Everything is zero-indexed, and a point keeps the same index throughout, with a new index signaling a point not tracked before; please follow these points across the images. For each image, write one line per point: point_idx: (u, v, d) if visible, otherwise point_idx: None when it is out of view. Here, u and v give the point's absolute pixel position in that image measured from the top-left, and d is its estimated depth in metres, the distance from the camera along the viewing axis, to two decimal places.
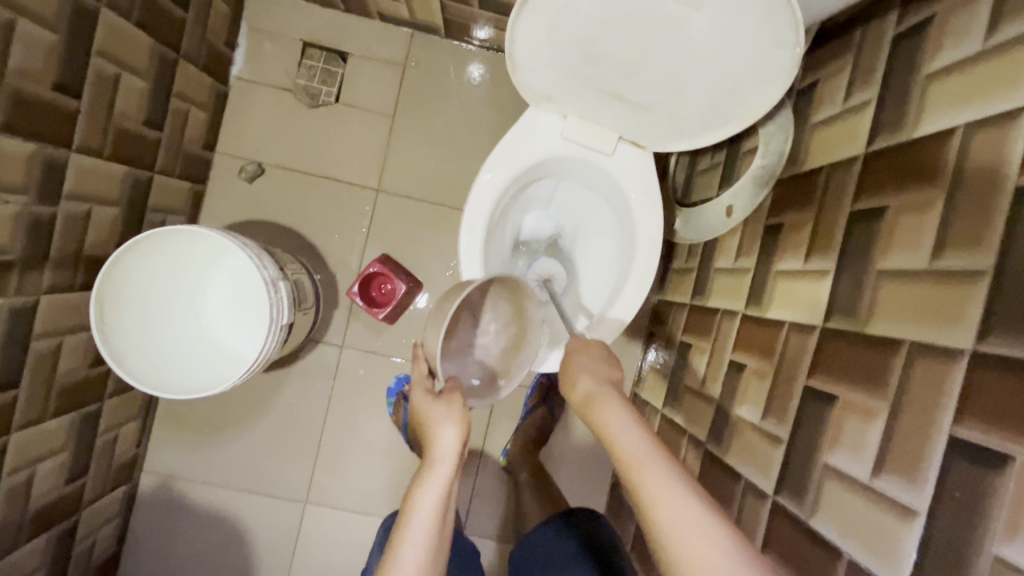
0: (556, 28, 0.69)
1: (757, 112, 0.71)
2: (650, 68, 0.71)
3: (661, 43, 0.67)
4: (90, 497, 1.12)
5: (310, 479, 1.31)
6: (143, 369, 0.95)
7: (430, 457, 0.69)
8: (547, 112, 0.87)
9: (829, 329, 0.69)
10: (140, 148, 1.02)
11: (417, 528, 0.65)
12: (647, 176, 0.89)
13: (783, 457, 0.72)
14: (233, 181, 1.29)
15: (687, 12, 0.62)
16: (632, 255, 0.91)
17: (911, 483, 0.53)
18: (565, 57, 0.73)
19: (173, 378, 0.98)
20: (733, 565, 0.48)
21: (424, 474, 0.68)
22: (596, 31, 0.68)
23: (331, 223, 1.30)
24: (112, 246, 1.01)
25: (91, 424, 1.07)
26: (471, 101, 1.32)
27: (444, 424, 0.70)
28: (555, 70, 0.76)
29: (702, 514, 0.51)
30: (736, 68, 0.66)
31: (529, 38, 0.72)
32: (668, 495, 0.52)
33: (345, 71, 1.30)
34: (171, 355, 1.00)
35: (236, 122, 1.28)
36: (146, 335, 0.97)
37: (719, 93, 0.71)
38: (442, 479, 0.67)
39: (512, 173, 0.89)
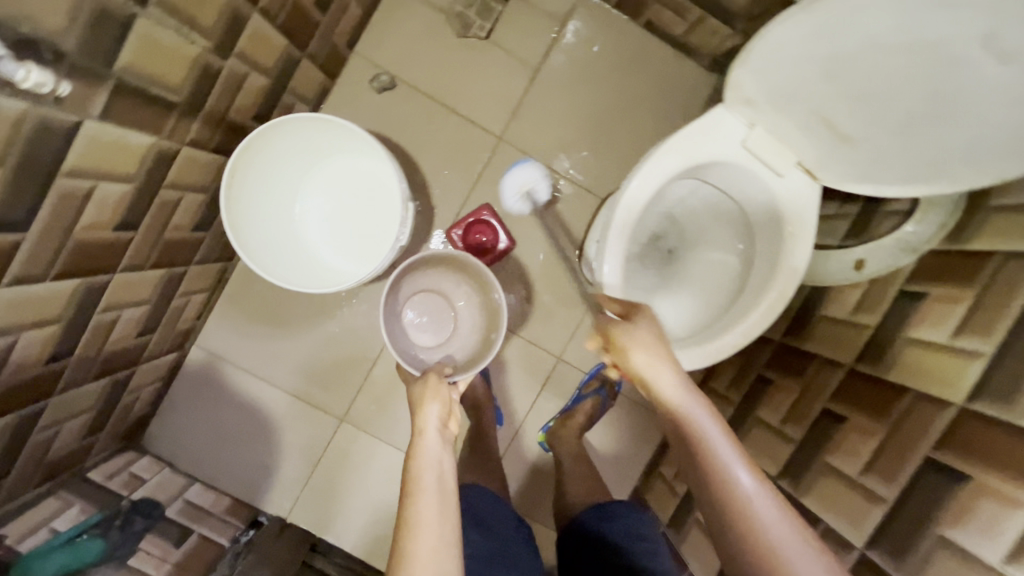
0: (827, 36, 0.69)
1: (984, 180, 0.72)
2: (896, 105, 0.71)
3: (928, 85, 0.67)
4: (148, 355, 1.11)
5: (352, 399, 1.31)
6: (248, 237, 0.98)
7: (419, 432, 0.97)
8: (737, 117, 0.85)
9: (974, 410, 0.70)
10: (303, 26, 0.98)
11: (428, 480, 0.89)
12: (809, 209, 0.88)
13: (884, 519, 0.75)
14: (361, 85, 1.24)
15: (986, 64, 0.62)
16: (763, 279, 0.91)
17: None
18: (805, 62, 0.73)
19: (271, 267, 1.00)
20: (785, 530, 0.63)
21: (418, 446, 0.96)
22: (868, 52, 0.68)
23: (446, 157, 1.28)
24: (249, 116, 0.97)
25: (173, 286, 1.06)
26: (620, 77, 1.28)
27: (430, 403, 1.01)
28: (791, 75, 0.75)
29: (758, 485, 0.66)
30: (987, 127, 0.67)
31: (789, 38, 0.71)
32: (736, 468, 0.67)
33: (504, 10, 1.26)
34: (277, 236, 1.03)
35: (382, 28, 1.24)
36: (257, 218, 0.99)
37: (956, 150, 0.71)
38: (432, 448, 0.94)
39: (681, 164, 0.86)
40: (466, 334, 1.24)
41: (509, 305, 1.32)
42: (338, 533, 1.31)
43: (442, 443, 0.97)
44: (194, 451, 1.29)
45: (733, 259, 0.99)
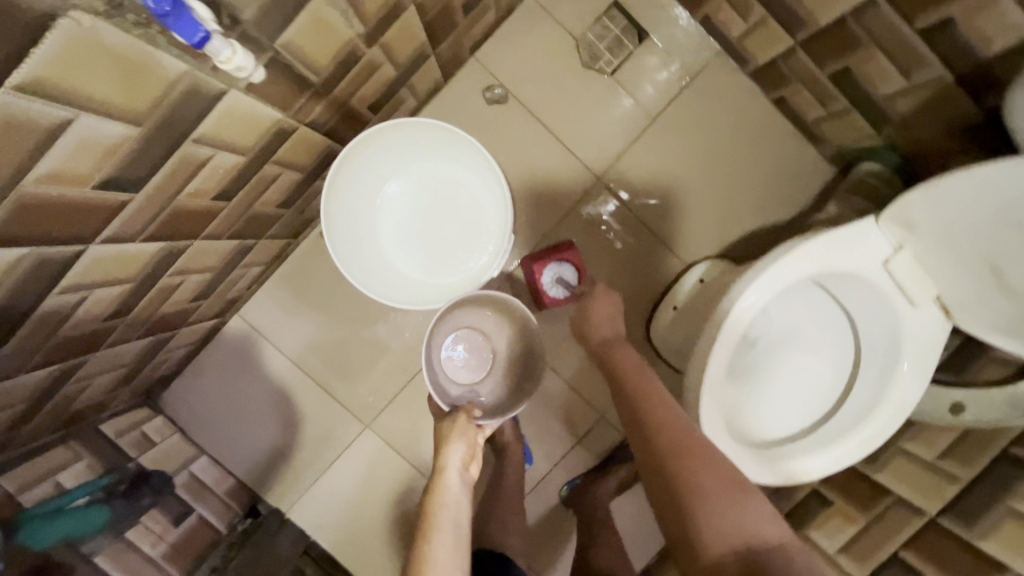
0: None
1: None
2: None
3: None
4: (193, 320, 1.05)
5: (382, 407, 1.25)
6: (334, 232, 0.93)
7: (439, 466, 0.89)
8: (886, 235, 0.80)
9: None
10: (443, 26, 0.93)
11: (447, 512, 0.84)
12: (933, 348, 0.82)
13: None
14: (473, 91, 1.19)
15: None
16: (867, 409, 0.85)
17: None
18: (975, 209, 0.70)
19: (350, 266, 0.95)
20: (726, 481, 0.69)
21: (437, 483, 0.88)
22: None
23: (539, 184, 1.22)
24: (367, 104, 0.92)
25: (240, 257, 1.00)
26: (734, 147, 1.23)
27: (456, 439, 0.93)
28: (970, 210, 0.70)
29: (693, 436, 0.75)
30: None
31: (983, 175, 0.67)
32: (677, 422, 0.77)
33: (635, 50, 1.20)
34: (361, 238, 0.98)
35: (508, 39, 1.19)
36: (347, 214, 0.95)
37: None
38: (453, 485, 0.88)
39: (817, 269, 0.80)
40: (501, 379, 1.15)
41: (564, 349, 1.26)
42: (333, 541, 1.25)
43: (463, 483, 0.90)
44: (208, 422, 1.23)
45: (822, 375, 0.93)
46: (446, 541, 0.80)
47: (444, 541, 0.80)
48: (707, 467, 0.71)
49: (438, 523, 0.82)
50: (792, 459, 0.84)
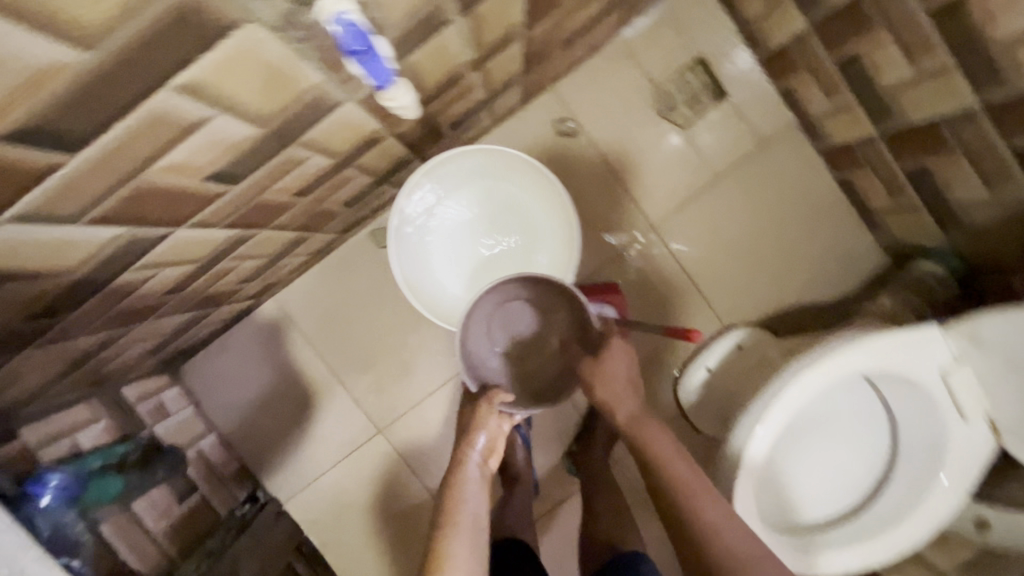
0: None
1: None
2: None
3: None
4: (233, 300, 1.05)
5: (399, 415, 1.24)
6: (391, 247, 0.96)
7: (462, 458, 0.83)
8: (949, 346, 0.80)
9: None
10: (538, 57, 0.93)
11: (468, 507, 0.78)
12: (976, 467, 0.81)
13: None
14: (546, 120, 1.19)
15: None
16: (899, 517, 0.83)
17: None
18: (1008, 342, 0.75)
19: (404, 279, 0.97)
20: (723, 515, 0.75)
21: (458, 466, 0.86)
22: None
23: (595, 222, 1.22)
24: (450, 121, 0.92)
25: (294, 248, 0.99)
26: (792, 220, 1.22)
27: (479, 429, 0.86)
28: None
29: (685, 467, 0.79)
30: None
31: None
32: (673, 457, 0.80)
33: (711, 108, 1.21)
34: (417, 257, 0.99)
35: (589, 75, 1.19)
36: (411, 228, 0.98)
37: None
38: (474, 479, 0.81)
39: (876, 367, 0.80)
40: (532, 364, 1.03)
41: None
42: (328, 541, 1.24)
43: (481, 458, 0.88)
44: (224, 400, 1.23)
45: (855, 471, 0.91)
46: (465, 538, 0.75)
47: (462, 541, 0.74)
48: (710, 506, 0.75)
49: (456, 522, 0.76)
50: (814, 553, 0.81)
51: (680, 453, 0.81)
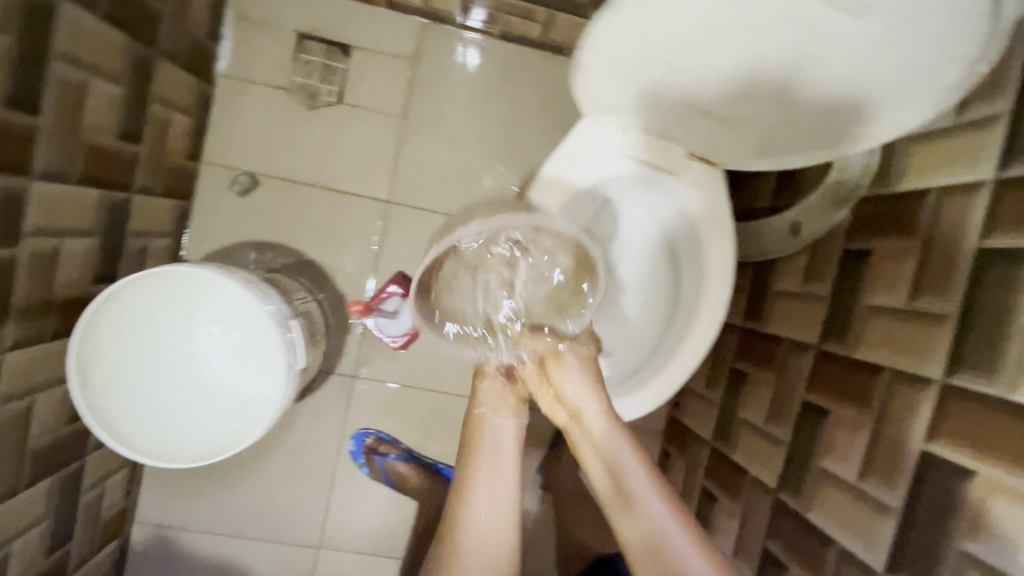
0: (644, 35, 0.62)
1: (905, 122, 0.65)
2: (746, 74, 0.64)
3: (754, 49, 0.62)
4: (75, 564, 0.99)
5: (323, 523, 1.19)
6: (106, 414, 0.79)
7: (493, 445, 0.80)
8: (607, 126, 0.74)
9: (873, 362, 0.72)
10: (116, 167, 0.87)
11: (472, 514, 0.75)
12: (718, 200, 0.78)
13: (786, 456, 0.84)
14: (221, 193, 1.12)
15: (847, 19, 0.56)
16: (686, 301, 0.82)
17: (890, 487, 0.66)
18: (723, 14, 0.58)
19: (150, 443, 0.80)
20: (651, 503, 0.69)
21: (474, 453, 0.79)
22: (699, 36, 0.61)
23: (337, 238, 1.16)
24: (86, 283, 0.85)
25: (73, 486, 0.93)
26: (492, 97, 1.17)
27: (500, 411, 0.83)
28: (637, 76, 0.67)
29: (639, 476, 0.71)
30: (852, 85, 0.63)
31: (605, 48, 0.64)
32: (645, 498, 0.69)
33: (348, 66, 1.13)
34: (149, 429, 0.81)
35: (226, 128, 1.12)
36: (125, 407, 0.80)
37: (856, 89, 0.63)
38: (485, 497, 0.76)
39: (566, 199, 0.76)
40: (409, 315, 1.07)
41: (455, 369, 1.21)
42: None
43: (513, 441, 0.81)
44: None
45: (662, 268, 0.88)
46: (459, 553, 0.73)
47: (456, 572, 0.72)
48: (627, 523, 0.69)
49: (458, 529, 0.74)
50: (636, 386, 0.82)
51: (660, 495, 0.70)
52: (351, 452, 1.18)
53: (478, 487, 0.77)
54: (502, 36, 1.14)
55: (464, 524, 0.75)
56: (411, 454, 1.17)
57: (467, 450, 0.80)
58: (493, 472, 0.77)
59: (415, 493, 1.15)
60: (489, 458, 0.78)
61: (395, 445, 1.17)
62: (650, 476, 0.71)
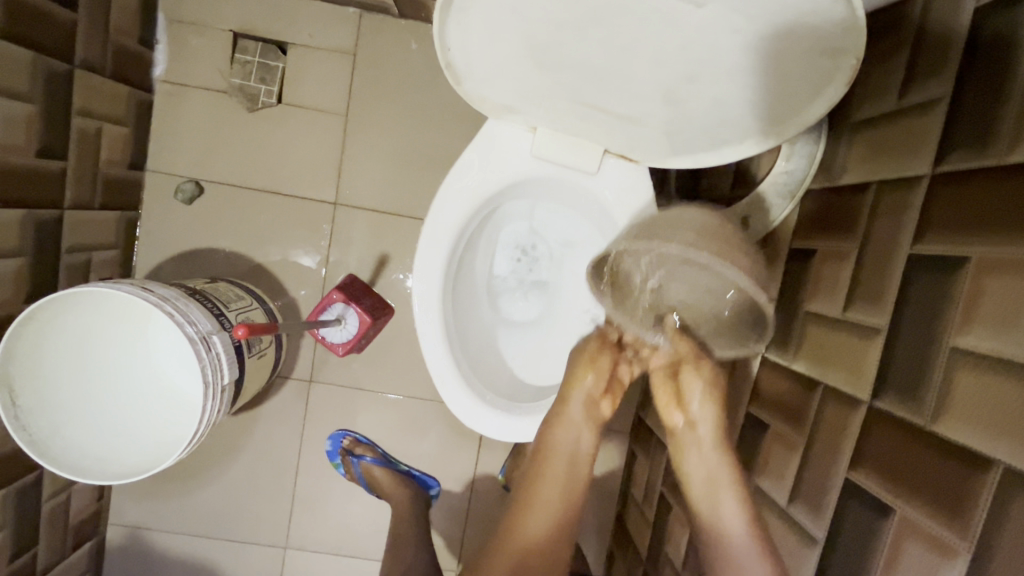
0: (493, 40, 0.55)
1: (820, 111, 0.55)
2: (614, 72, 0.56)
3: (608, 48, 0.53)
4: (44, 567, 1.03)
5: (288, 524, 1.21)
6: (35, 435, 0.80)
7: (582, 445, 0.74)
8: (513, 124, 0.69)
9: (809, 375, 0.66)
10: (39, 185, 0.87)
11: (545, 503, 0.72)
12: (641, 199, 0.72)
13: None
14: (168, 201, 1.12)
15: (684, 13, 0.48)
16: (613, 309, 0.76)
17: (816, 515, 0.60)
18: (557, 16, 0.51)
19: (87, 462, 0.83)
20: (748, 552, 0.64)
21: (554, 421, 0.74)
22: (551, 38, 0.53)
23: (286, 242, 1.15)
24: (18, 303, 0.86)
25: (31, 495, 0.97)
26: (437, 88, 1.13)
27: (592, 414, 0.75)
28: (509, 81, 0.60)
29: (748, 541, 0.64)
30: (736, 77, 0.53)
31: (466, 54, 0.58)
32: (732, 530, 0.66)
33: (286, 64, 1.11)
34: (81, 445, 0.83)
35: (168, 135, 1.11)
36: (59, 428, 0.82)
37: (745, 83, 0.54)
38: (561, 475, 0.73)
39: (473, 203, 0.72)
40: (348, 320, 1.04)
41: (412, 371, 1.20)
42: None
43: (582, 426, 0.74)
44: None
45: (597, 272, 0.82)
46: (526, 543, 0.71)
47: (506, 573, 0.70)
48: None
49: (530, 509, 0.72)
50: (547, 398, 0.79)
51: (743, 522, 0.65)
52: (327, 452, 1.18)
53: (556, 468, 0.73)
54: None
55: (528, 495, 0.73)
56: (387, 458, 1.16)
57: (542, 442, 0.74)
58: (567, 468, 0.73)
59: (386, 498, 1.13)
60: (572, 454, 0.74)
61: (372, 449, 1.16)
62: (752, 523, 0.65)
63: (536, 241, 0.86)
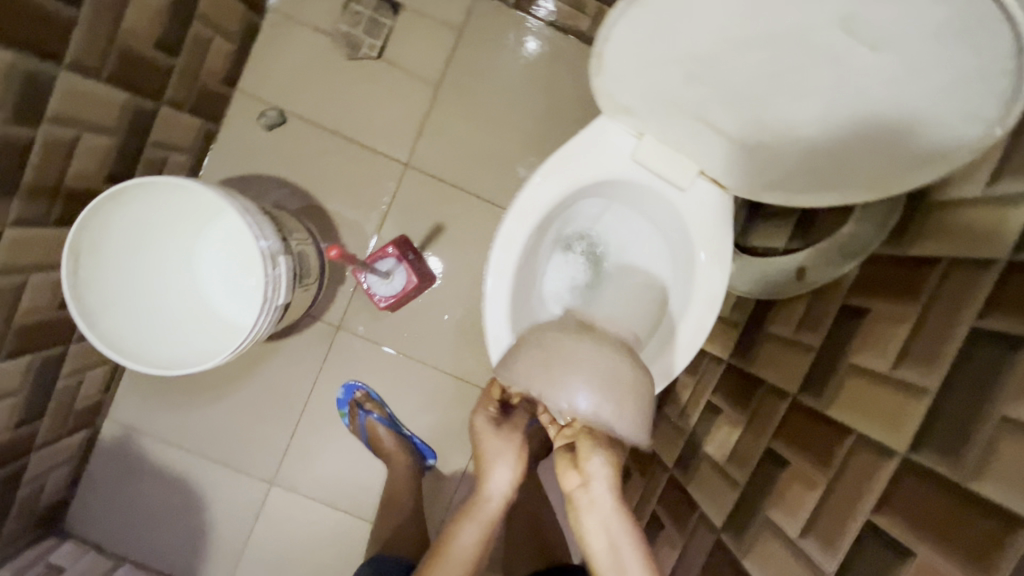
0: (656, 36, 0.60)
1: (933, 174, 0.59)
2: (755, 94, 0.60)
3: (760, 69, 0.57)
4: (41, 443, 1.03)
5: (279, 461, 1.22)
6: (86, 304, 0.81)
7: (482, 492, 0.81)
8: (623, 127, 0.73)
9: (842, 423, 0.69)
10: (148, 74, 0.89)
11: (461, 549, 0.79)
12: (721, 225, 0.76)
13: (736, 499, 0.82)
14: (249, 123, 1.15)
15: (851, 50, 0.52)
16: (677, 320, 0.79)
17: (828, 552, 0.64)
18: (733, 25, 0.54)
19: (127, 344, 0.85)
20: None
21: (470, 511, 0.80)
22: (711, 47, 0.58)
23: (350, 190, 1.17)
24: (98, 180, 0.89)
25: (52, 369, 0.97)
26: (529, 81, 1.17)
27: (499, 460, 0.81)
28: (648, 79, 0.64)
29: None
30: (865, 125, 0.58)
31: (624, 41, 0.62)
32: None
33: (395, 24, 1.14)
34: (122, 328, 0.85)
35: (266, 61, 1.14)
36: (110, 302, 0.84)
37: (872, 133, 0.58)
38: (482, 523, 0.80)
39: (566, 190, 0.76)
40: (398, 278, 1.09)
41: (437, 343, 1.22)
42: None
43: (504, 496, 0.81)
44: (116, 530, 1.22)
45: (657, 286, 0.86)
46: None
47: None
48: None
49: (447, 553, 0.79)
50: None
51: None
52: (338, 400, 1.20)
53: (469, 515, 0.80)
54: (552, 24, 1.15)
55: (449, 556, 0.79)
56: (393, 420, 1.17)
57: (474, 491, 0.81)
58: (481, 530, 0.79)
59: (385, 459, 1.15)
60: (482, 500, 0.81)
61: (380, 407, 1.18)
62: None
63: (599, 238, 0.89)
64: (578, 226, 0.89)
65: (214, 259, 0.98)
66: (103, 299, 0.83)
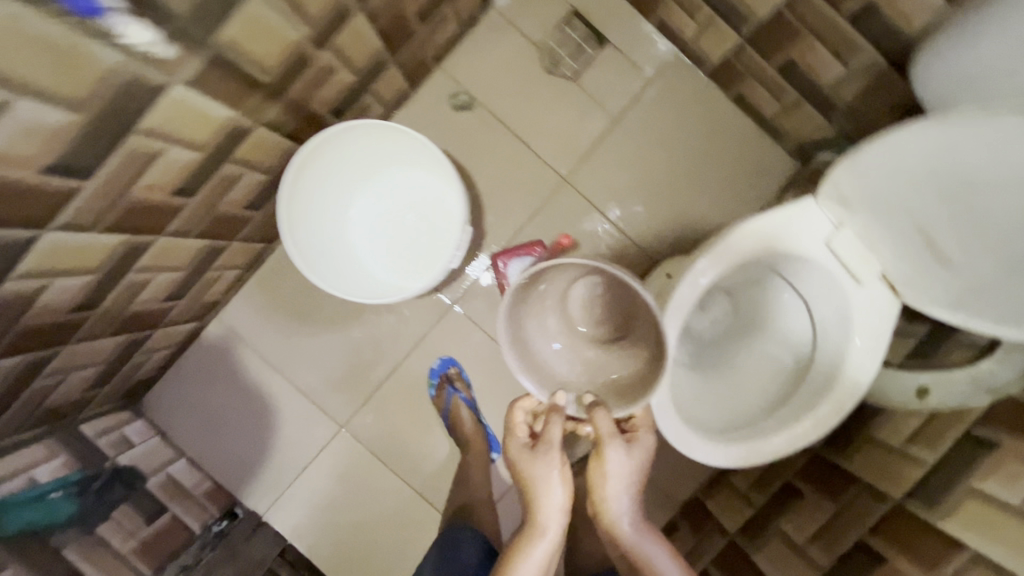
0: (934, 152, 0.66)
1: None
2: (995, 231, 0.66)
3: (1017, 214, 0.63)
4: (167, 321, 1.09)
5: (356, 409, 1.26)
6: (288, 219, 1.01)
7: (535, 526, 0.75)
8: (827, 213, 0.81)
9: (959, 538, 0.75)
10: (399, 34, 0.99)
11: None
12: (883, 325, 0.82)
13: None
14: (438, 99, 1.24)
15: None
16: (818, 396, 0.84)
17: None
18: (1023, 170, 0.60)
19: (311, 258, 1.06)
20: None
21: (524, 547, 0.74)
22: (983, 180, 0.64)
23: (506, 185, 1.25)
24: (325, 108, 0.97)
25: (212, 258, 1.04)
26: (698, 140, 1.25)
27: (549, 487, 0.75)
28: (897, 180, 0.71)
29: None
30: None
31: (900, 142, 0.68)
32: None
33: (595, 55, 1.24)
34: (308, 245, 1.06)
35: (472, 51, 1.24)
36: (303, 220, 1.04)
37: None
38: (540, 560, 0.73)
39: (759, 250, 0.82)
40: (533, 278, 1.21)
41: None
42: (312, 543, 1.26)
43: (559, 525, 0.75)
44: (185, 423, 1.26)
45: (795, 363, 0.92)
46: None
47: None
48: None
49: None
50: (729, 440, 0.84)
51: None
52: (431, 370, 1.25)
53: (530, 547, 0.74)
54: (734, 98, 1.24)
55: None
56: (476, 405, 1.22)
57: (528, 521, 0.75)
58: (537, 574, 0.72)
59: (461, 440, 1.20)
60: (538, 531, 0.74)
61: (468, 390, 1.23)
62: None
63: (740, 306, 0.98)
64: (729, 283, 0.95)
65: (383, 204, 1.17)
66: (297, 216, 1.03)
